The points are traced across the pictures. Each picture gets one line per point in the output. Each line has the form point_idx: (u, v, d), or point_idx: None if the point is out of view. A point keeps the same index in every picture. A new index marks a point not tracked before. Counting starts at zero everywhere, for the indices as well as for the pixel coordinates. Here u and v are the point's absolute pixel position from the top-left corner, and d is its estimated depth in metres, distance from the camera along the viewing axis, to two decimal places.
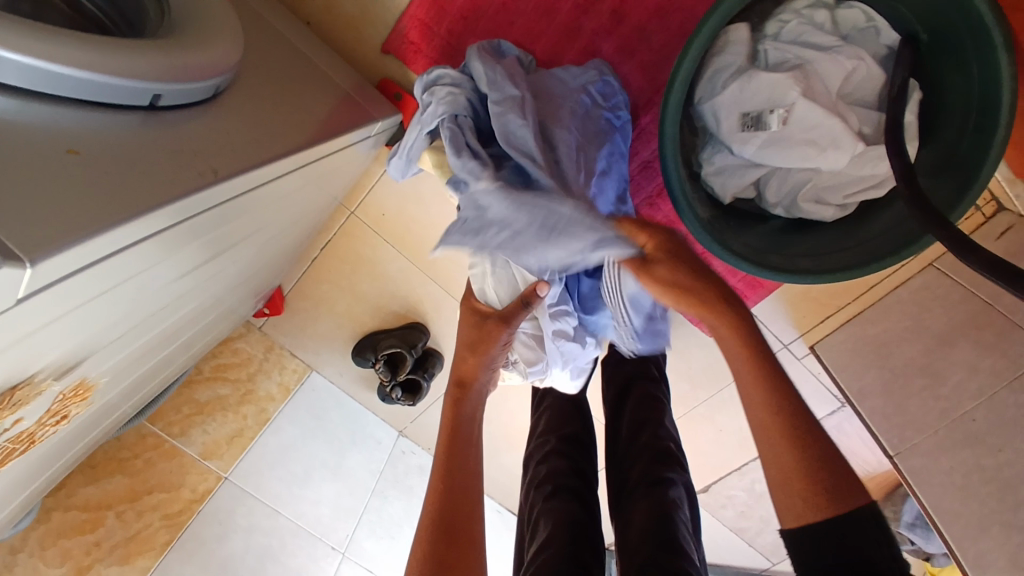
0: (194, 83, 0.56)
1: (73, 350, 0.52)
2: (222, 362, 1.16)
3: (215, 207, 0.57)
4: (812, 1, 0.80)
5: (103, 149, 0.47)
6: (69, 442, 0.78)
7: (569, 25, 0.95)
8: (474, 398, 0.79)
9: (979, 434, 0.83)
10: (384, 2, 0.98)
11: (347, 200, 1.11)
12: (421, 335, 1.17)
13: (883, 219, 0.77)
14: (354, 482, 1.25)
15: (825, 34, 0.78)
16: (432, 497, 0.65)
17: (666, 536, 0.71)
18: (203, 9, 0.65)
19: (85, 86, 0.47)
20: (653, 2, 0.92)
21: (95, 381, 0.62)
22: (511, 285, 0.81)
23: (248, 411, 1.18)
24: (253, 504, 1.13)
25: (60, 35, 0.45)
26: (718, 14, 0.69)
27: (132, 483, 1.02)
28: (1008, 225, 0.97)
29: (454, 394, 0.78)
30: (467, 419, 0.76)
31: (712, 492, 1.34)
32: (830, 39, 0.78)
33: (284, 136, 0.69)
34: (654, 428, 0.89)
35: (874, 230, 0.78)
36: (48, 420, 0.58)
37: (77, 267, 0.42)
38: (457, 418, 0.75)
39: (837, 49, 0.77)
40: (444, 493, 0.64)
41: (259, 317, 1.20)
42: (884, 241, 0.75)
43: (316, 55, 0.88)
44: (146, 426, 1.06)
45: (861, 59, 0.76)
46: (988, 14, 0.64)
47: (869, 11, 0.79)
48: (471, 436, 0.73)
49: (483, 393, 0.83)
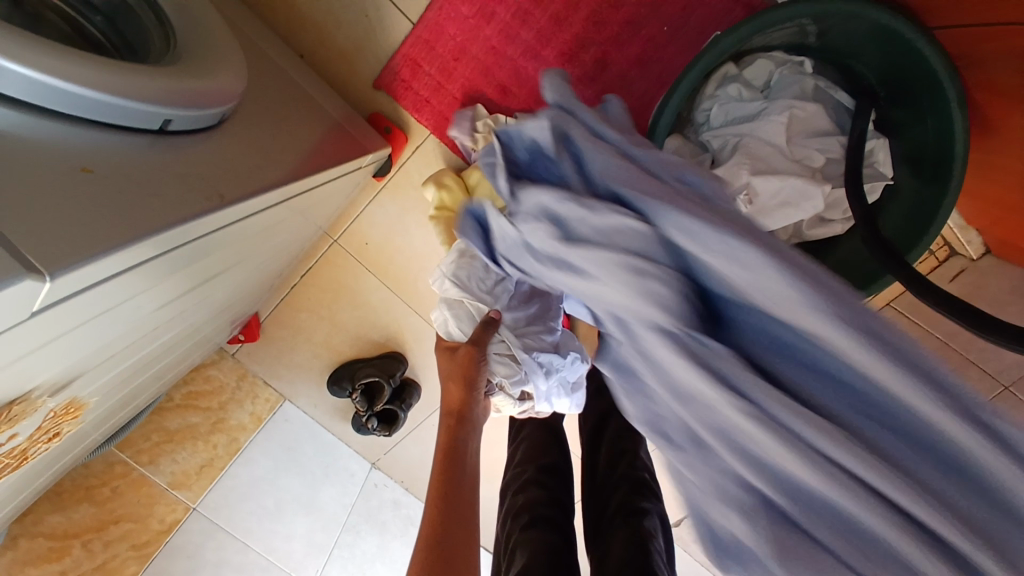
0: (202, 110, 0.57)
1: (69, 366, 0.51)
2: (194, 389, 1.12)
3: (216, 230, 0.58)
4: (719, 81, 0.85)
5: (116, 169, 0.48)
6: (38, 468, 0.75)
7: (555, 69, 1.00)
8: (467, 429, 0.83)
9: None
10: (378, 40, 1.01)
11: (332, 228, 1.12)
12: (401, 365, 1.17)
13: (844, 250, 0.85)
14: (326, 517, 1.21)
15: (747, 101, 0.83)
16: (430, 529, 0.68)
17: (641, 561, 0.72)
18: (209, 40, 0.67)
19: (106, 109, 0.48)
20: (633, 53, 0.98)
21: (86, 399, 0.60)
22: (469, 317, 0.90)
23: (219, 440, 1.14)
24: (221, 537, 1.10)
25: (82, 58, 0.46)
26: (676, 97, 0.79)
27: (99, 513, 0.98)
28: (960, 269, 1.05)
29: (446, 425, 0.83)
30: (460, 448, 0.80)
31: (685, 525, 1.35)
32: (755, 106, 0.82)
33: (283, 163, 0.70)
34: (630, 458, 0.91)
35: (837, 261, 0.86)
36: (40, 438, 0.55)
37: (89, 283, 0.43)
38: (450, 451, 0.80)
39: (766, 112, 0.81)
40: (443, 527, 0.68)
41: (234, 343, 1.18)
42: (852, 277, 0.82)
43: (311, 87, 0.91)
44: (114, 453, 1.02)
45: (791, 106, 0.80)
46: (943, 74, 0.71)
47: (774, 58, 0.84)
48: (463, 465, 0.78)
49: (477, 422, 0.86)
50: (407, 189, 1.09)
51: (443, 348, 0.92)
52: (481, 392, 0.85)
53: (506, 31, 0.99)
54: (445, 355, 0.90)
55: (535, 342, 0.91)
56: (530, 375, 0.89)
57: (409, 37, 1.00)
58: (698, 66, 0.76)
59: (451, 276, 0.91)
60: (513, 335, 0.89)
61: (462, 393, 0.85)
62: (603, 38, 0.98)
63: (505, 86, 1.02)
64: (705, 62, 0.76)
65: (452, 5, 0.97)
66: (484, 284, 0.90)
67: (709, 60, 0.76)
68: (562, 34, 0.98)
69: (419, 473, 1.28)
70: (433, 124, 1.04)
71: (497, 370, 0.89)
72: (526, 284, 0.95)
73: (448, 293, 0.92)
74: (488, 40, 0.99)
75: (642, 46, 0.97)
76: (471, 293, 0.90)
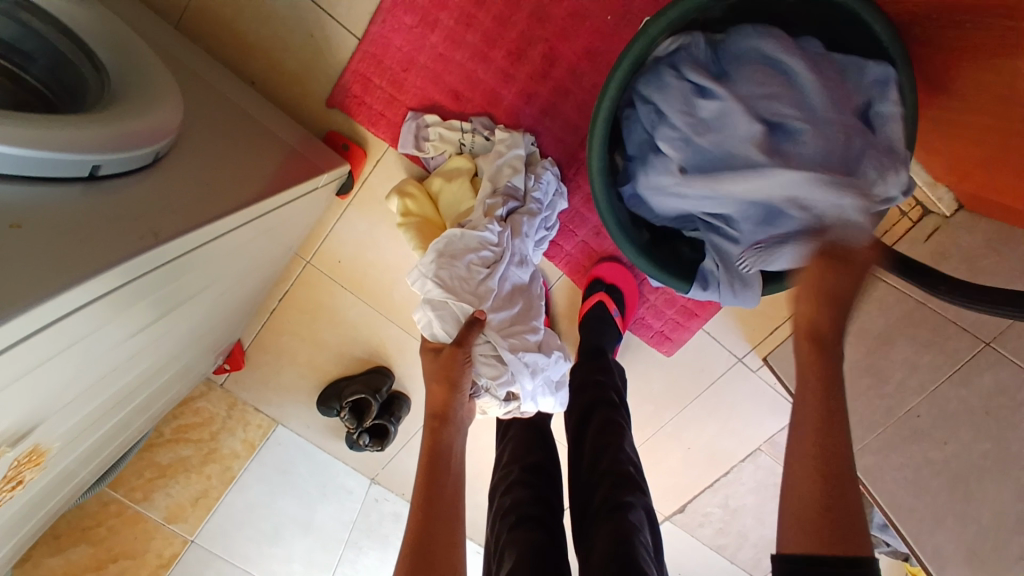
0: (135, 151, 0.58)
1: (25, 417, 0.52)
2: (183, 422, 1.16)
3: (160, 267, 0.59)
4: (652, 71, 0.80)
5: (46, 221, 0.49)
6: (24, 516, 0.76)
7: (505, 70, 1.00)
8: (451, 431, 0.81)
9: (924, 428, 0.88)
10: (326, 60, 1.01)
11: (303, 249, 1.12)
12: (386, 378, 1.17)
13: None
14: (326, 536, 1.23)
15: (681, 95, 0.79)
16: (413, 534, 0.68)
17: (625, 559, 0.72)
18: (143, 79, 0.67)
19: (32, 164, 0.48)
20: (580, 46, 0.97)
21: (49, 446, 0.61)
22: (453, 318, 0.90)
23: (212, 470, 1.17)
24: (221, 565, 1.14)
25: (2, 116, 0.47)
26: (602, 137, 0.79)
27: (95, 551, 1.05)
28: (935, 228, 1.01)
29: (430, 428, 0.80)
30: (443, 451, 0.78)
31: (689, 510, 1.33)
32: None
33: (233, 192, 0.71)
34: (613, 453, 0.90)
35: None
36: (3, 487, 0.58)
37: (25, 335, 0.44)
38: (433, 455, 0.77)
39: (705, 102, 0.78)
40: (425, 538, 0.67)
41: (220, 373, 1.19)
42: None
43: (260, 112, 0.91)
44: (107, 493, 1.08)
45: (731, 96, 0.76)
46: (884, 36, 0.71)
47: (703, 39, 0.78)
48: (446, 469, 0.76)
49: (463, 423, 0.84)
50: (373, 204, 1.09)
51: (426, 350, 0.91)
52: (465, 395, 0.85)
53: (452, 38, 0.98)
54: (428, 357, 0.89)
55: (518, 342, 0.92)
56: (517, 374, 0.90)
57: (356, 53, 1.00)
58: (629, 56, 0.75)
59: (433, 277, 0.90)
60: (499, 335, 0.91)
61: (445, 396, 0.83)
62: (548, 35, 0.97)
63: (457, 92, 1.02)
64: (635, 51, 0.75)
65: (394, 16, 0.97)
66: (468, 286, 0.91)
67: (639, 47, 0.74)
68: (507, 35, 0.98)
69: None
70: (391, 137, 1.05)
71: (483, 371, 0.90)
72: (506, 284, 0.95)
73: (430, 295, 0.91)
74: (435, 49, 0.99)
75: (588, 38, 0.97)
76: (454, 295, 0.89)
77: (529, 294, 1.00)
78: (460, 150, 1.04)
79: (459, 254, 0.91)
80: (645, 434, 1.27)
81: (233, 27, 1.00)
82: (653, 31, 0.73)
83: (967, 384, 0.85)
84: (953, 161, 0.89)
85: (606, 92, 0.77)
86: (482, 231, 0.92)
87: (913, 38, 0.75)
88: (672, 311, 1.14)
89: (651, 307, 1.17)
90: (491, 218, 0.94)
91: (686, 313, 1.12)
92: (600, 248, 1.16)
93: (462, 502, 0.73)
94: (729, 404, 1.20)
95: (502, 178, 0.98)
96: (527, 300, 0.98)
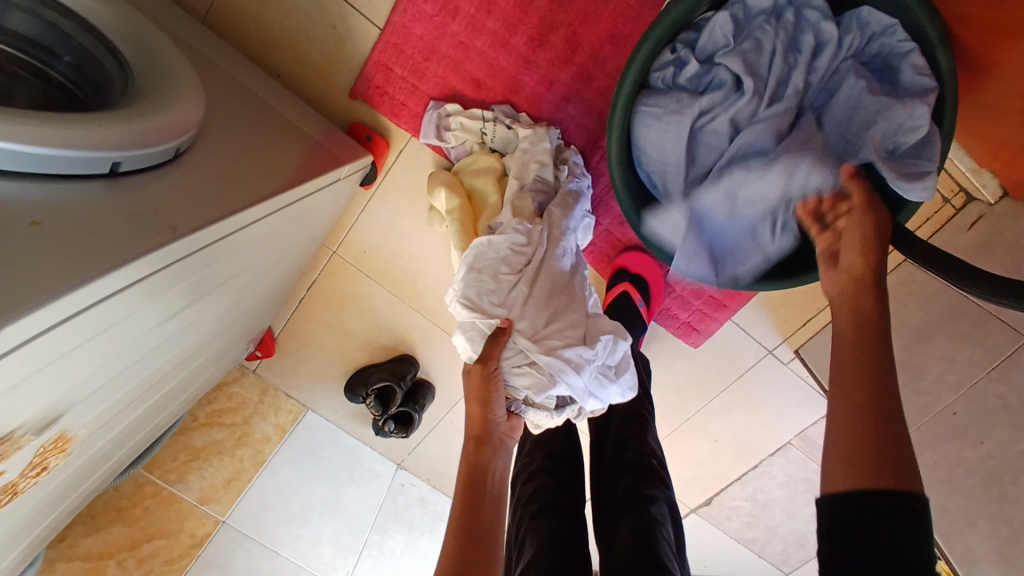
0: (154, 147, 0.59)
1: (50, 406, 0.55)
2: (217, 407, 1.20)
3: (181, 261, 0.60)
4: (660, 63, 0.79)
5: (66, 219, 0.50)
6: (62, 493, 0.80)
7: (525, 57, 0.98)
8: (490, 452, 0.76)
9: (960, 427, 0.84)
10: (349, 51, 1.02)
11: (329, 239, 1.14)
12: (411, 366, 1.18)
13: None
14: (353, 519, 1.26)
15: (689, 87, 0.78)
16: (446, 560, 0.62)
17: (647, 552, 0.72)
18: (166, 74, 0.69)
19: (54, 162, 0.50)
20: (603, 30, 0.95)
21: (75, 433, 0.65)
22: (483, 336, 0.84)
23: (244, 453, 1.21)
24: (251, 545, 1.18)
25: (24, 116, 0.48)
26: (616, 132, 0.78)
27: (131, 531, 1.08)
28: (978, 216, 0.98)
29: (467, 448, 0.75)
30: (480, 472, 0.72)
31: (716, 503, 1.31)
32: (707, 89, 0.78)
33: (254, 184, 0.73)
34: (636, 445, 0.90)
35: None
36: (30, 472, 0.61)
37: (46, 326, 0.45)
38: (471, 476, 0.72)
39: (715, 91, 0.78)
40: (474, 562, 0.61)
41: (252, 360, 1.23)
42: None
43: (283, 105, 0.92)
44: (143, 474, 1.11)
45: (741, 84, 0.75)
46: (920, 10, 0.67)
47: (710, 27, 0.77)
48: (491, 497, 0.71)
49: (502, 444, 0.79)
50: (397, 195, 1.10)
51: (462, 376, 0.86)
52: (498, 413, 0.79)
53: (472, 24, 0.97)
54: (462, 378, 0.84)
55: (556, 342, 0.83)
56: (557, 376, 0.81)
57: (378, 44, 1.00)
58: (648, 40, 0.73)
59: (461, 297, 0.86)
60: (531, 341, 0.82)
61: (483, 412, 0.78)
62: (570, 19, 0.95)
63: (478, 80, 1.01)
64: (655, 34, 0.72)
65: (415, 5, 0.97)
66: (495, 296, 0.86)
67: (659, 31, 0.72)
68: (528, 21, 0.96)
69: (443, 470, 1.30)
70: (412, 127, 1.05)
71: (519, 384, 0.82)
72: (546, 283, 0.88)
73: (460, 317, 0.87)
74: (455, 37, 0.98)
75: (612, 21, 0.94)
76: (481, 313, 0.84)
77: (571, 294, 0.90)
78: (482, 139, 1.02)
79: (486, 265, 0.87)
80: (671, 425, 1.25)
81: (258, 20, 1.01)
82: (674, 11, 0.71)
83: (1006, 380, 0.80)
84: (1000, 143, 0.83)
85: (626, 77, 0.75)
86: (508, 233, 0.88)
87: (956, 14, 0.71)
88: (699, 302, 1.11)
89: (677, 297, 1.13)
90: (521, 219, 0.91)
91: (714, 304, 1.08)
92: (623, 237, 1.14)
93: (500, 527, 0.67)
94: (758, 397, 1.17)
95: (530, 175, 0.96)
96: (569, 297, 0.89)
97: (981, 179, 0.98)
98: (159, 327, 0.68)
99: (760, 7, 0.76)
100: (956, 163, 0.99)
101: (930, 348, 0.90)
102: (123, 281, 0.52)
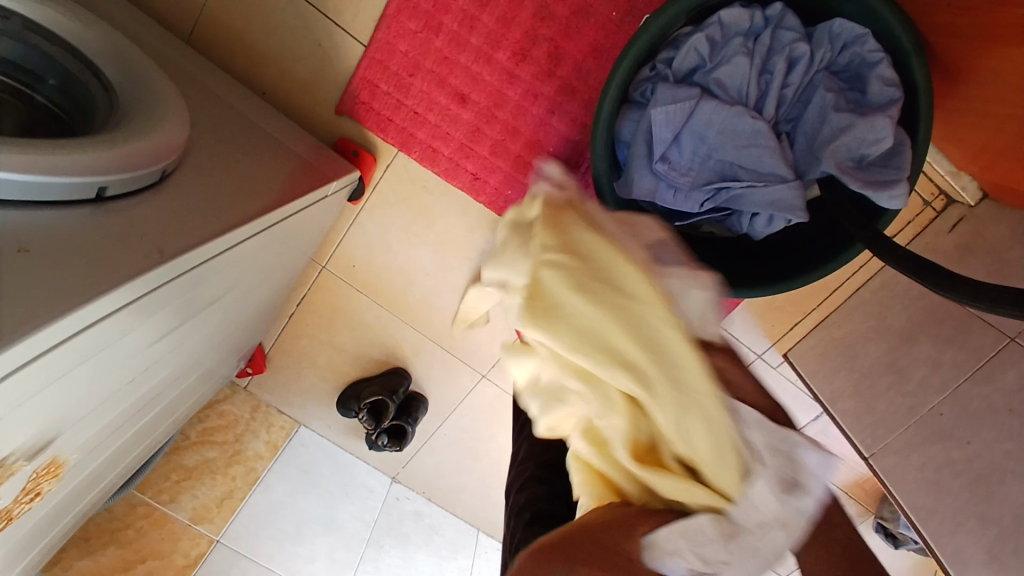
0: (140, 171, 0.60)
1: (43, 431, 0.55)
2: (209, 425, 1.20)
3: (169, 284, 0.60)
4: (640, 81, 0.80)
5: (52, 245, 0.51)
6: (52, 518, 0.80)
7: (509, 71, 1.00)
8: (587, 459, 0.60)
9: (946, 428, 0.85)
10: (335, 68, 1.03)
11: (318, 254, 1.14)
12: (403, 380, 1.18)
13: (819, 218, 0.83)
14: (348, 534, 1.26)
15: None
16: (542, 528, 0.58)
17: None
18: (153, 97, 0.69)
19: (39, 190, 0.50)
20: (585, 44, 0.97)
21: (67, 457, 0.64)
22: None
23: (236, 471, 1.20)
24: (246, 564, 1.18)
25: (10, 145, 0.49)
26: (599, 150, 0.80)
27: (124, 553, 1.08)
28: (958, 218, 1.01)
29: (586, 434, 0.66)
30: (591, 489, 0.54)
31: None
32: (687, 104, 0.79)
33: (240, 205, 0.73)
34: None
35: (814, 230, 0.84)
36: (23, 499, 0.61)
37: (34, 355, 0.45)
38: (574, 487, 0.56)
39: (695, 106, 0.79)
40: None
41: (243, 377, 1.22)
42: (832, 239, 0.80)
43: (269, 124, 0.93)
44: (135, 496, 1.11)
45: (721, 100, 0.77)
46: (892, 17, 0.69)
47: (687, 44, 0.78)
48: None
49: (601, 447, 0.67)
50: (385, 209, 1.10)
51: None
52: None
53: (456, 40, 0.99)
54: None
55: None
56: None
57: (363, 60, 1.01)
58: (624, 63, 0.76)
59: None
60: None
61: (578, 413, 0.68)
62: (553, 34, 0.97)
63: (463, 94, 1.02)
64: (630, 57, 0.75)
65: (399, 22, 0.98)
66: None
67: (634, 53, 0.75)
68: (511, 35, 0.97)
69: (438, 483, 1.29)
70: (399, 141, 1.05)
71: None
72: None
73: None
74: (440, 53, 1.00)
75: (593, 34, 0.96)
76: None
77: None
78: None
79: None
80: None
81: (243, 38, 1.02)
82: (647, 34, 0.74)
83: (990, 381, 0.81)
84: (976, 147, 0.86)
85: (604, 101, 0.77)
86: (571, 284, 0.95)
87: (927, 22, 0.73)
88: None
89: None
90: None
91: None
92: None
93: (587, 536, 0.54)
94: None
95: None
96: None
97: (961, 182, 1.00)
98: (148, 348, 0.68)
99: (737, 26, 0.77)
100: (935, 166, 1.02)
101: (915, 350, 0.91)
102: (112, 306, 0.52)
